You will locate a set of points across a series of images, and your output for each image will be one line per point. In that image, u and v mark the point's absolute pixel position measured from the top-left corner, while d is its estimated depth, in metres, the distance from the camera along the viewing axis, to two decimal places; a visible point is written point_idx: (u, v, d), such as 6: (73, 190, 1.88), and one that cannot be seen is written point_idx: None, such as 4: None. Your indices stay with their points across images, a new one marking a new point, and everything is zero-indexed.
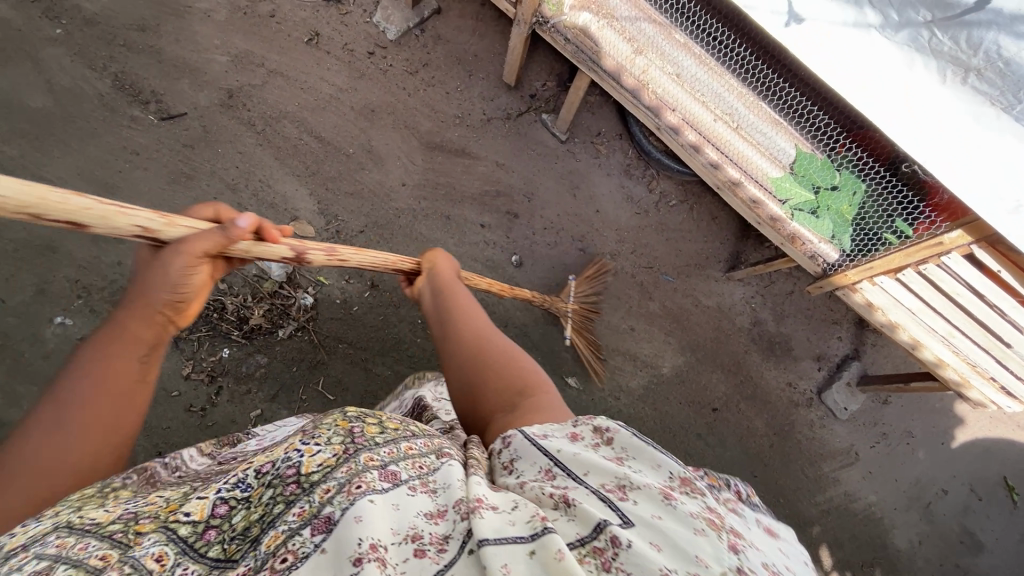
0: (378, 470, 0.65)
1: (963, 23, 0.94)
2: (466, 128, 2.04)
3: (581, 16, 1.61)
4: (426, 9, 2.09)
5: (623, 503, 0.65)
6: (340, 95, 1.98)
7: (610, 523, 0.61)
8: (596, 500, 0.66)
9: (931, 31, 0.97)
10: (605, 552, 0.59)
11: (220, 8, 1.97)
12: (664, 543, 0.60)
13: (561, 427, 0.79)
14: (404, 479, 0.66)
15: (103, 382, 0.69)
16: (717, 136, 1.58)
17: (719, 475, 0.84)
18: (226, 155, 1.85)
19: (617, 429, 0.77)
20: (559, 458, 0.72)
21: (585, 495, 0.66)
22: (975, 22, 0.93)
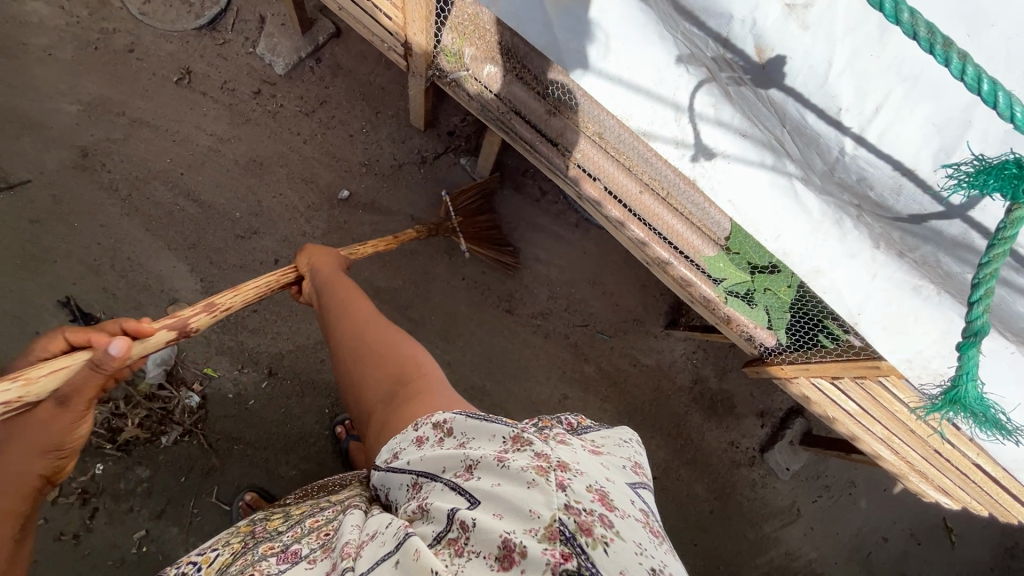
0: (276, 556, 0.70)
1: (896, 221, 0.77)
2: (375, 177, 1.80)
3: (484, 69, 1.36)
4: (321, 34, 1.80)
5: (467, 483, 0.64)
6: (221, 147, 1.70)
7: (459, 508, 0.61)
8: (447, 492, 0.65)
9: (863, 212, 0.77)
10: (458, 540, 0.58)
11: (64, 45, 1.64)
12: (506, 511, 0.57)
13: (405, 436, 0.81)
14: (303, 556, 0.70)
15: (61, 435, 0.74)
16: (645, 208, 1.38)
17: (553, 421, 0.81)
18: (85, 230, 1.58)
19: (454, 418, 0.75)
20: (416, 469, 0.73)
21: (440, 493, 0.65)
22: (911, 224, 0.76)
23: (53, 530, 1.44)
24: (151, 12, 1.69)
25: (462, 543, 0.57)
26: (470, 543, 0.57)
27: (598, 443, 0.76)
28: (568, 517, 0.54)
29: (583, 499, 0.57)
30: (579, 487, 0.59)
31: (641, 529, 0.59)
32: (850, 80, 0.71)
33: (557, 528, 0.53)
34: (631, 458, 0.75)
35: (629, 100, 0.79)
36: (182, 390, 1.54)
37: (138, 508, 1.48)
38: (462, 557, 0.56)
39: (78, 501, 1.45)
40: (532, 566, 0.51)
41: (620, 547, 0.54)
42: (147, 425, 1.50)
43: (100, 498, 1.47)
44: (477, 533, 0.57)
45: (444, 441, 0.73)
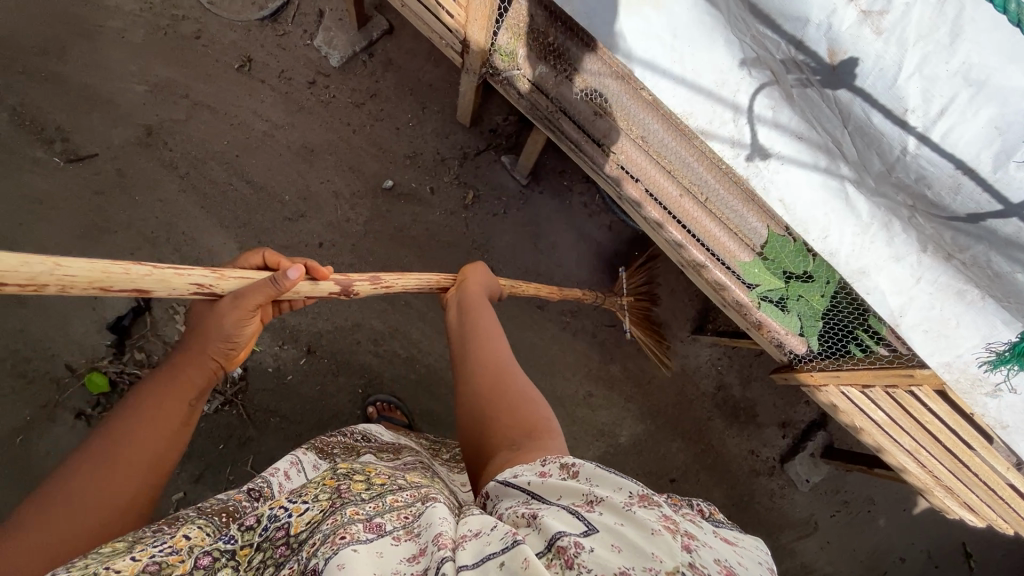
0: (362, 521, 0.55)
1: (949, 224, 0.82)
2: (418, 169, 1.86)
3: (536, 70, 1.42)
4: (375, 31, 1.87)
5: (588, 513, 0.54)
6: (275, 132, 1.78)
7: (575, 534, 0.51)
8: (564, 515, 0.55)
9: (914, 214, 0.83)
10: (568, 552, 0.49)
11: (136, 28, 1.74)
12: (628, 548, 0.50)
13: (531, 466, 0.65)
14: (389, 530, 0.56)
15: (154, 422, 0.71)
16: (684, 211, 1.42)
17: (682, 496, 0.69)
18: (144, 203, 1.66)
19: (584, 460, 0.61)
20: (530, 491, 0.60)
21: (552, 513, 0.55)
22: (963, 229, 0.81)
23: None
24: (218, 2, 1.79)
25: (573, 556, 0.48)
26: (581, 557, 0.48)
27: (734, 532, 0.65)
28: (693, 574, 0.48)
29: (708, 567, 0.51)
30: (705, 555, 0.53)
31: None
32: (917, 83, 0.74)
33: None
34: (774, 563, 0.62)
35: (690, 100, 0.88)
36: None
37: (178, 471, 1.56)
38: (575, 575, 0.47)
39: None
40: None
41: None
42: None
43: None
44: (593, 555, 0.48)
45: (567, 479, 0.60)
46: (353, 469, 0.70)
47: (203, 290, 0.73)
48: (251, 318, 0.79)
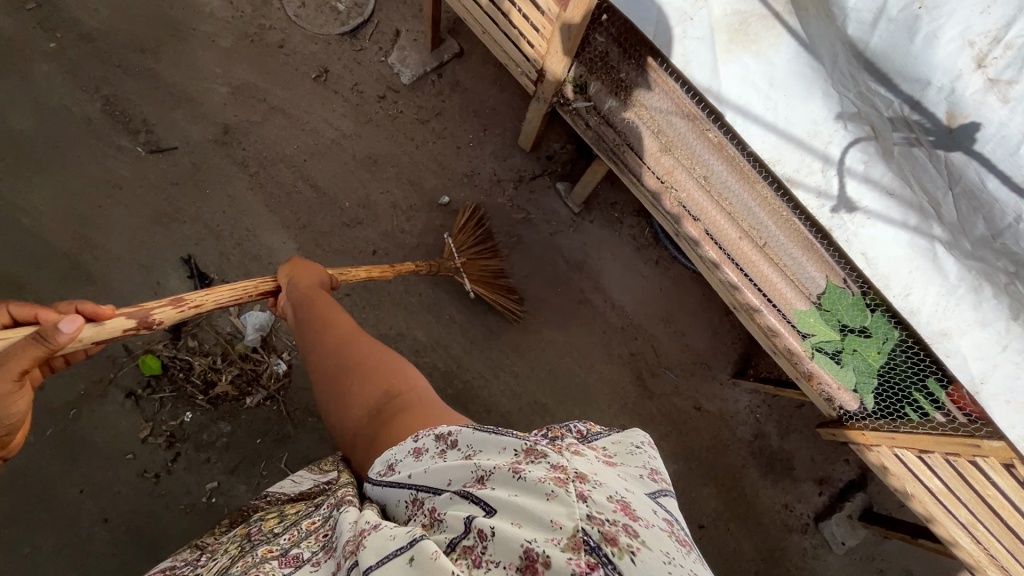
0: (278, 557, 0.68)
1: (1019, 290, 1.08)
2: (474, 188, 1.91)
3: (606, 103, 1.46)
4: (446, 53, 1.94)
5: (480, 490, 0.58)
6: (343, 141, 1.85)
7: (476, 516, 0.56)
8: (459, 502, 0.60)
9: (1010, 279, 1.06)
10: (474, 549, 0.53)
11: (226, 34, 1.84)
12: (526, 520, 0.53)
13: (403, 447, 0.74)
14: (305, 557, 0.67)
15: None
16: (742, 254, 1.42)
17: (561, 426, 0.79)
18: (214, 198, 1.74)
19: (459, 430, 0.69)
20: (416, 482, 0.67)
21: (449, 502, 0.60)
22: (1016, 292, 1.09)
23: (137, 467, 1.53)
24: (303, 16, 1.89)
25: (479, 553, 0.52)
26: (488, 552, 0.52)
27: (610, 452, 0.72)
28: (592, 527, 0.50)
29: (604, 509, 0.53)
30: (599, 497, 0.54)
31: (667, 538, 0.54)
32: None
33: (581, 539, 0.50)
34: (647, 466, 0.70)
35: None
36: (271, 356, 1.63)
37: (214, 461, 1.57)
38: (481, 569, 0.51)
39: (164, 444, 1.55)
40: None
41: (649, 559, 0.50)
42: (236, 383, 1.60)
43: (183, 444, 1.56)
44: (495, 541, 0.52)
45: (450, 455, 0.67)
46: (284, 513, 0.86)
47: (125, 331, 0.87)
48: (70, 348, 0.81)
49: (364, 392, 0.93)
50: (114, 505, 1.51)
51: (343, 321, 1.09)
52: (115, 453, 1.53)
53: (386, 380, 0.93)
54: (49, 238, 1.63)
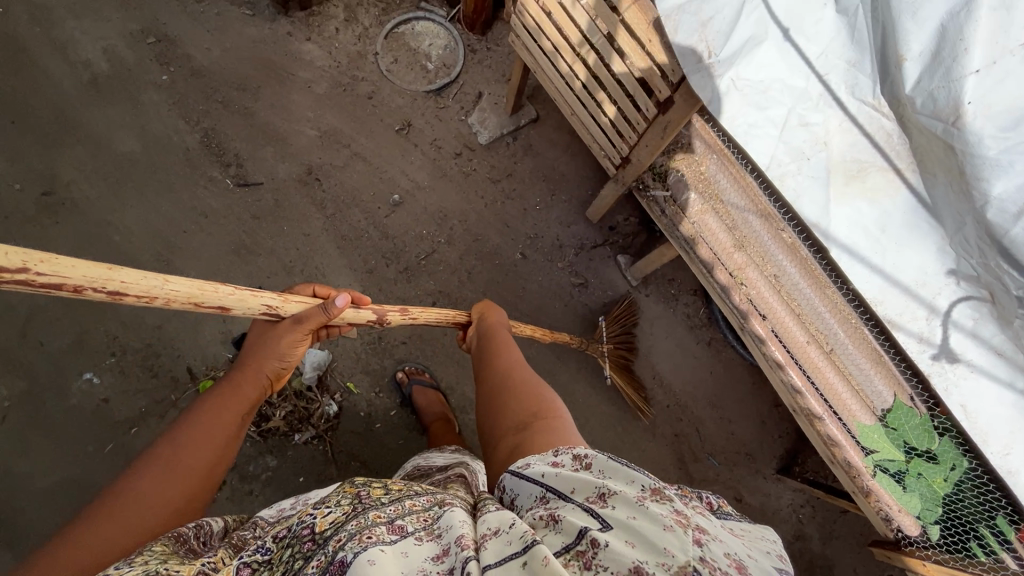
0: (386, 524, 0.60)
1: None
2: (536, 251, 1.94)
3: (684, 194, 1.48)
4: (523, 118, 2.02)
5: (602, 507, 0.57)
6: (416, 193, 1.92)
7: (592, 528, 0.54)
8: (579, 512, 0.57)
9: None
10: (586, 554, 0.52)
11: (321, 81, 1.96)
12: (641, 542, 0.51)
13: (544, 457, 0.70)
14: (411, 532, 0.60)
15: (192, 445, 0.81)
16: (807, 359, 1.41)
17: (692, 489, 0.66)
18: (290, 235, 1.81)
19: (595, 453, 0.64)
20: (547, 483, 0.64)
21: (569, 510, 0.58)
22: None
23: None
24: (394, 71, 2.00)
25: (591, 558, 0.51)
26: (599, 559, 0.51)
27: (739, 526, 0.63)
28: (702, 566, 0.48)
29: (719, 559, 0.50)
30: (716, 549, 0.52)
31: None
32: None
33: (689, 570, 0.48)
34: (776, 551, 0.60)
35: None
36: (325, 396, 1.67)
37: (256, 493, 1.59)
38: (591, 571, 0.50)
39: None
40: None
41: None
42: (288, 420, 1.63)
43: (229, 473, 1.59)
44: (607, 552, 0.51)
45: (581, 470, 0.63)
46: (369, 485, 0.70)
47: (270, 311, 0.93)
48: (303, 342, 0.99)
49: (522, 409, 0.90)
50: None
51: (505, 349, 1.13)
52: None
53: (530, 411, 0.88)
54: (135, 258, 1.72)
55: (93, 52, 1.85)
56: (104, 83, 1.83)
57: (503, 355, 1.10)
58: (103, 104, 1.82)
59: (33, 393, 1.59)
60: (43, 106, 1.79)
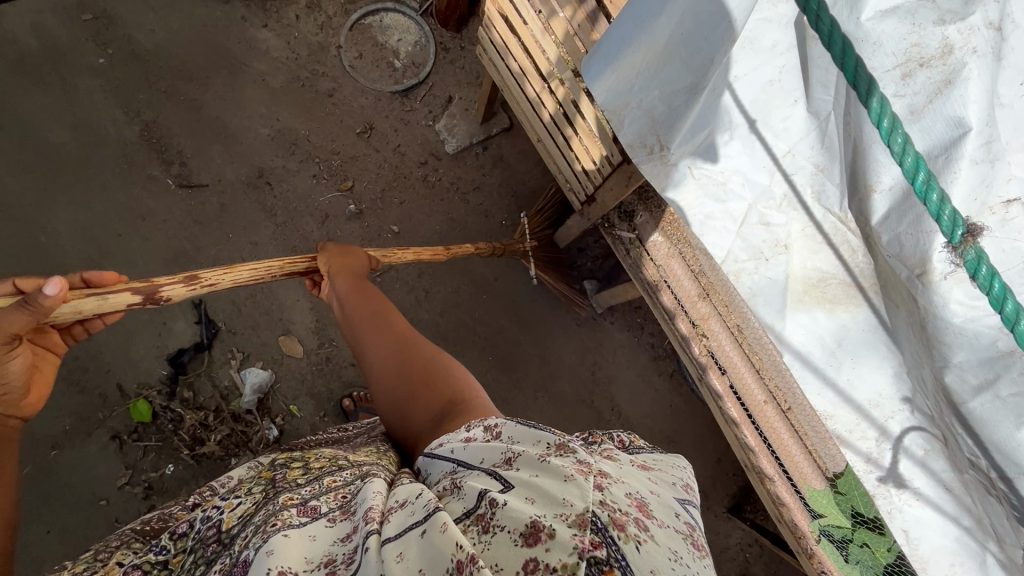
0: (296, 508, 0.63)
1: None
2: (500, 272, 1.86)
3: (651, 236, 1.41)
4: (495, 127, 1.89)
5: (506, 470, 0.60)
6: (376, 203, 1.81)
7: (491, 490, 0.57)
8: (482, 477, 0.62)
9: None
10: (485, 516, 0.54)
11: (277, 74, 1.80)
12: (539, 495, 0.55)
13: (455, 433, 0.74)
14: (323, 513, 0.63)
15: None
16: (764, 416, 1.36)
17: (603, 432, 0.78)
18: (236, 244, 1.70)
19: (505, 423, 0.70)
20: (457, 459, 0.68)
21: (474, 477, 0.62)
22: None
23: (110, 515, 1.50)
24: (358, 68, 1.85)
25: (489, 520, 0.53)
26: (496, 519, 0.53)
27: (646, 462, 0.74)
28: (602, 511, 0.53)
29: (619, 501, 0.56)
30: (616, 491, 0.57)
31: (679, 538, 0.56)
32: None
33: (589, 519, 0.51)
34: (680, 478, 0.73)
35: (836, 406, 0.89)
36: (264, 419, 1.59)
37: None
38: (488, 534, 0.52)
39: (140, 494, 1.51)
40: (560, 546, 0.49)
41: (652, 549, 0.52)
42: (224, 443, 1.56)
43: (160, 497, 1.52)
44: (505, 511, 0.53)
45: (491, 441, 0.68)
46: (293, 456, 0.82)
47: None
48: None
49: (436, 393, 0.87)
50: (78, 551, 1.47)
51: (390, 319, 0.98)
52: (90, 497, 1.49)
53: (447, 392, 0.86)
54: (64, 263, 1.60)
55: (20, 28, 1.67)
56: (33, 64, 1.67)
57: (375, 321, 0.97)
58: (31, 88, 1.66)
59: None
60: None
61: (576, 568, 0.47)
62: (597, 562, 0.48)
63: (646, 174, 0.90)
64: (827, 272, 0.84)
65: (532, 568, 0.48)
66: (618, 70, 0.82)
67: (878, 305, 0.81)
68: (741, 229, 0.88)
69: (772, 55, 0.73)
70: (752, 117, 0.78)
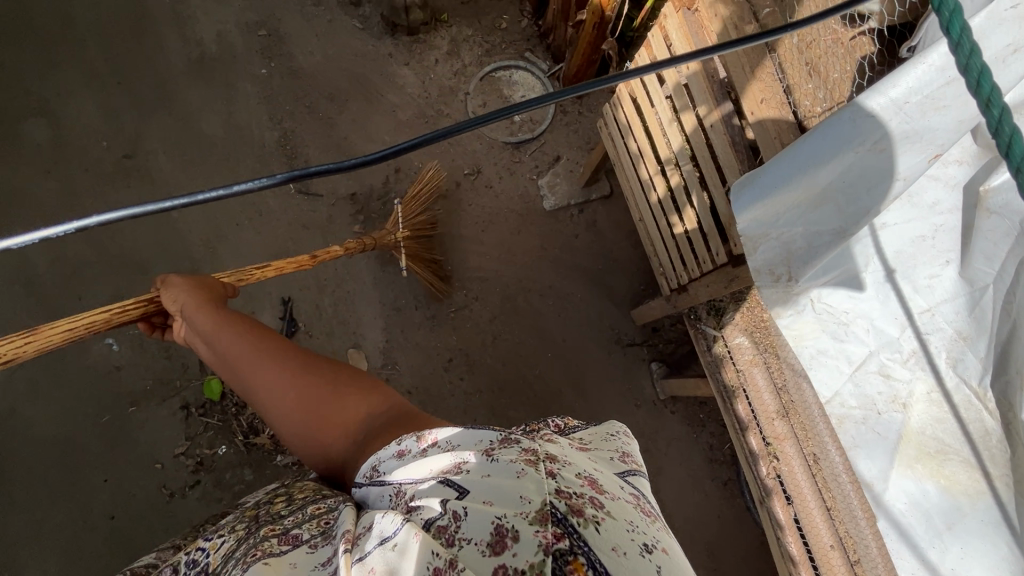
0: (278, 537, 0.65)
1: None
2: (569, 333, 1.85)
3: (737, 337, 1.36)
4: (595, 193, 1.93)
5: (457, 476, 0.55)
6: (465, 242, 1.87)
7: (449, 499, 0.53)
8: (434, 490, 0.56)
9: None
10: (448, 529, 0.50)
11: (406, 108, 1.95)
12: (495, 495, 0.51)
13: (386, 448, 0.66)
14: (304, 538, 0.63)
15: None
16: (828, 565, 1.22)
17: (539, 418, 0.75)
18: (332, 253, 1.81)
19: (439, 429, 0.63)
20: (398, 478, 0.61)
21: (425, 490, 0.56)
22: None
23: (159, 480, 1.58)
24: (480, 115, 1.96)
25: (453, 532, 0.50)
26: (462, 531, 0.50)
27: (584, 439, 0.70)
28: (560, 499, 0.50)
29: (573, 485, 0.54)
30: (569, 475, 0.55)
31: (632, 509, 0.56)
32: None
33: (549, 512, 0.49)
34: (618, 449, 0.69)
35: None
36: None
37: (225, 503, 1.58)
38: (454, 547, 0.49)
39: (191, 467, 1.60)
40: (525, 546, 0.46)
41: (613, 527, 0.50)
42: (275, 439, 1.62)
43: (207, 475, 1.60)
44: (467, 520, 0.50)
45: (429, 450, 0.61)
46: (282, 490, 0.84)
47: None
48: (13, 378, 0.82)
49: (352, 405, 0.79)
50: (126, 507, 1.56)
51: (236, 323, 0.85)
52: (148, 458, 1.59)
53: (363, 406, 0.79)
54: (185, 239, 1.76)
55: (207, 33, 1.92)
56: (208, 65, 1.90)
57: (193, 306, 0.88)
58: (201, 84, 1.89)
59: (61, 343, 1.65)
60: (148, 73, 1.87)
61: (542, 566, 0.45)
62: (563, 554, 0.46)
63: (762, 300, 0.91)
64: (949, 445, 0.84)
65: (502, 574, 0.46)
66: (768, 202, 0.82)
67: (1005, 499, 0.79)
68: (856, 372, 0.88)
69: (930, 212, 0.83)
70: (890, 267, 0.86)
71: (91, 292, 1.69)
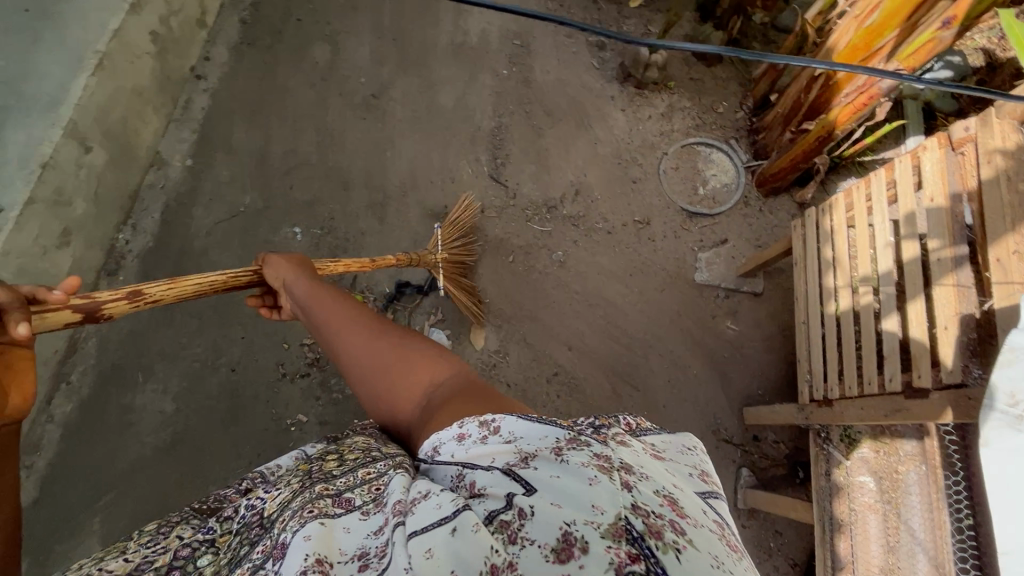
0: (331, 497, 0.69)
1: None
2: (673, 402, 1.85)
3: (862, 476, 1.33)
4: (747, 286, 1.97)
5: (525, 470, 0.60)
6: (612, 277, 1.96)
7: (516, 493, 0.57)
8: (498, 476, 0.61)
9: None
10: (512, 526, 0.54)
11: (607, 145, 2.11)
12: (564, 500, 0.55)
13: (449, 430, 0.73)
14: (358, 504, 0.68)
15: None
16: None
17: (611, 415, 0.76)
18: (495, 238, 1.97)
19: (503, 418, 0.70)
20: (461, 461, 0.67)
21: (488, 477, 0.61)
22: None
23: (279, 358, 1.76)
24: (669, 175, 2.08)
25: (515, 531, 0.54)
26: (524, 532, 0.54)
27: (657, 447, 0.71)
28: (636, 516, 0.53)
29: (650, 502, 0.55)
30: (646, 489, 0.57)
31: (716, 539, 0.55)
32: None
33: (625, 528, 0.52)
34: (697, 468, 0.69)
35: None
36: None
37: (320, 403, 1.74)
38: (516, 545, 0.53)
39: (308, 360, 1.77)
40: (596, 560, 0.49)
41: (695, 554, 0.51)
42: None
43: (317, 373, 1.76)
44: (534, 523, 0.54)
45: (488, 439, 0.68)
46: (334, 450, 0.87)
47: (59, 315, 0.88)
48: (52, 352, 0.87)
49: (421, 372, 0.91)
50: (246, 366, 1.74)
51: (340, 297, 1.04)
52: (280, 336, 1.78)
53: (431, 372, 0.91)
54: (386, 176, 2.01)
55: (473, 27, 2.23)
56: (464, 51, 2.20)
57: (307, 277, 1.09)
58: (452, 63, 2.18)
59: (260, 215, 1.91)
60: (417, 40, 2.19)
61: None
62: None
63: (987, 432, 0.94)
64: None
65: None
66: None
67: None
68: None
69: None
70: None
71: (299, 185, 1.96)
